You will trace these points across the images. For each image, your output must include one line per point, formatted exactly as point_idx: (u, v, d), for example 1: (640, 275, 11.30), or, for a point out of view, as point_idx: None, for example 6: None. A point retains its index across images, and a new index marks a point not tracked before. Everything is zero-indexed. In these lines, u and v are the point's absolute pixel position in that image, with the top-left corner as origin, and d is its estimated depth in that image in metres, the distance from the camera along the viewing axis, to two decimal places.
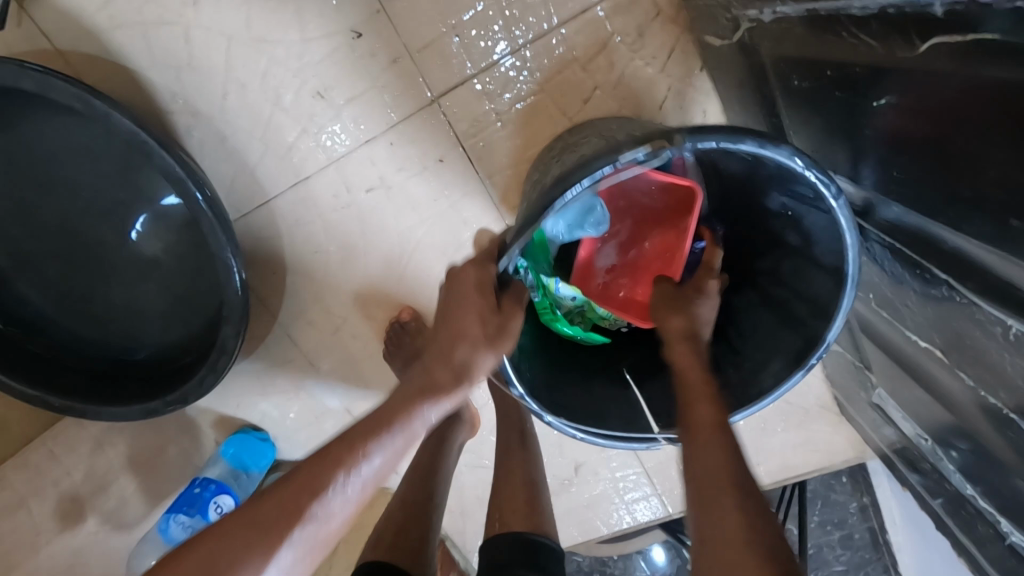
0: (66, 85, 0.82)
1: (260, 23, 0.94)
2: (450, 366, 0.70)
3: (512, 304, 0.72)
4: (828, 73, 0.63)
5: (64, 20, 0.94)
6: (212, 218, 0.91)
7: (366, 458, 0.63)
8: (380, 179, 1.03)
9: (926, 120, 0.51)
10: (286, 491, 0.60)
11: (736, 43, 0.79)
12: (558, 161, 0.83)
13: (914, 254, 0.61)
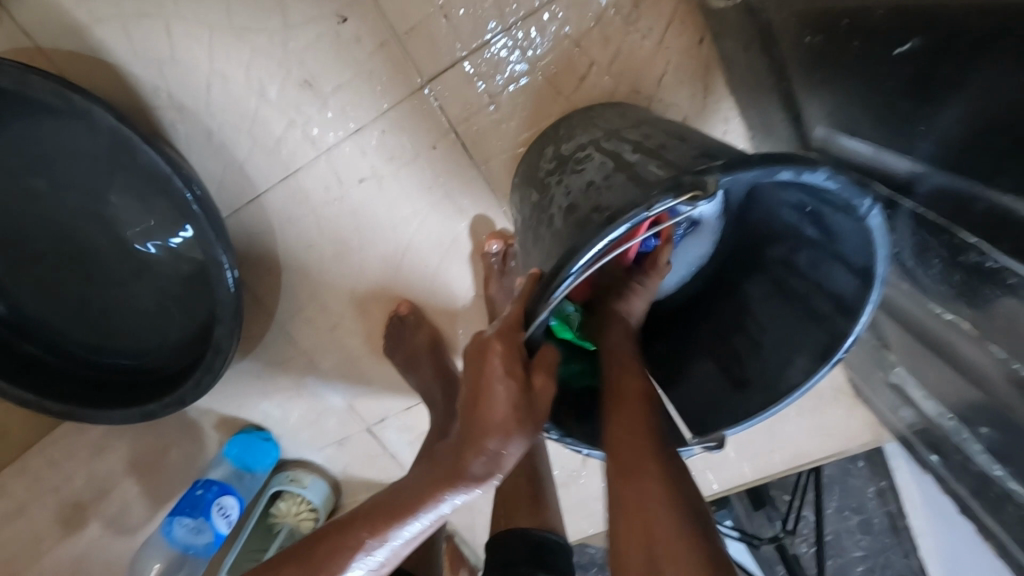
0: (42, 80, 0.80)
1: (240, 11, 0.91)
2: (474, 459, 0.67)
3: (541, 378, 0.67)
4: (843, 22, 0.59)
5: (41, 17, 0.91)
6: (202, 217, 0.89)
7: (383, 543, 0.68)
8: (372, 170, 1.00)
9: (954, 63, 0.48)
10: (310, 558, 0.69)
11: (741, 5, 0.75)
12: (564, 181, 0.79)
13: (942, 221, 0.57)
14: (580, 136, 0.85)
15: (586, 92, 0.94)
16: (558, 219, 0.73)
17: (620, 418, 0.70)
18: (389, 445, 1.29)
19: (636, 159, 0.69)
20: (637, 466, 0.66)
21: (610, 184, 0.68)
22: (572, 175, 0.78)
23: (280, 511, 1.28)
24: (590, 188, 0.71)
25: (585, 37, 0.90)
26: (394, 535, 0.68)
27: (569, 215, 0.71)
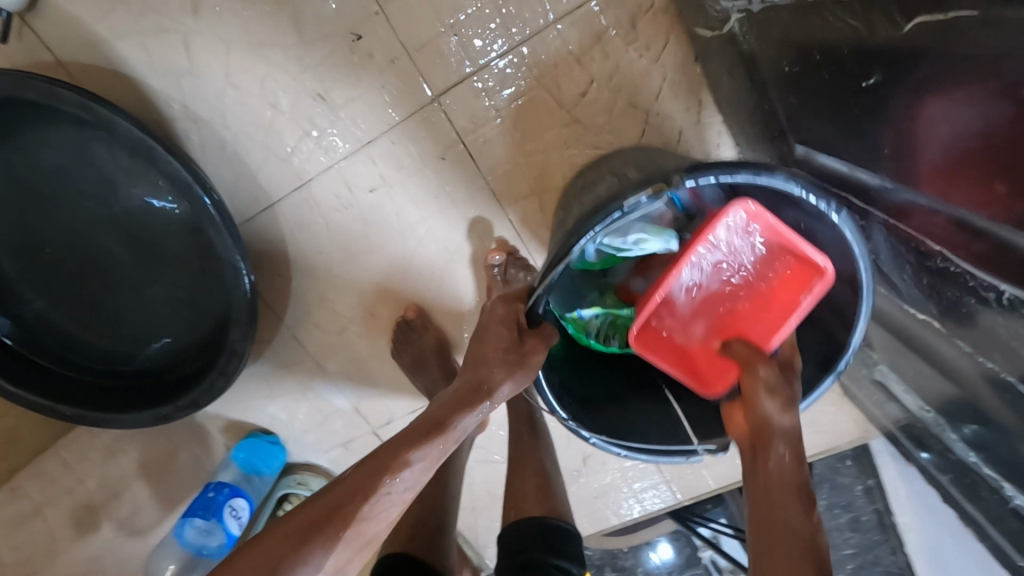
0: (67, 94, 0.84)
1: (258, 28, 0.95)
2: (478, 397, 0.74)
3: (534, 342, 0.76)
4: (817, 56, 0.65)
5: (64, 33, 0.95)
6: (219, 221, 0.93)
7: (407, 468, 0.66)
8: (381, 178, 1.04)
9: (907, 95, 0.54)
10: (337, 493, 0.63)
11: (726, 34, 0.82)
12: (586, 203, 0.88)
13: (908, 232, 0.62)
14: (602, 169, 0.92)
15: (587, 106, 0.98)
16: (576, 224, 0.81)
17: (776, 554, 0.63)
18: None
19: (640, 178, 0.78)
20: None
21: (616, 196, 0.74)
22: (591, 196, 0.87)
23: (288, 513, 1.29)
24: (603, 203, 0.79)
25: (587, 56, 0.96)
26: (421, 455, 0.67)
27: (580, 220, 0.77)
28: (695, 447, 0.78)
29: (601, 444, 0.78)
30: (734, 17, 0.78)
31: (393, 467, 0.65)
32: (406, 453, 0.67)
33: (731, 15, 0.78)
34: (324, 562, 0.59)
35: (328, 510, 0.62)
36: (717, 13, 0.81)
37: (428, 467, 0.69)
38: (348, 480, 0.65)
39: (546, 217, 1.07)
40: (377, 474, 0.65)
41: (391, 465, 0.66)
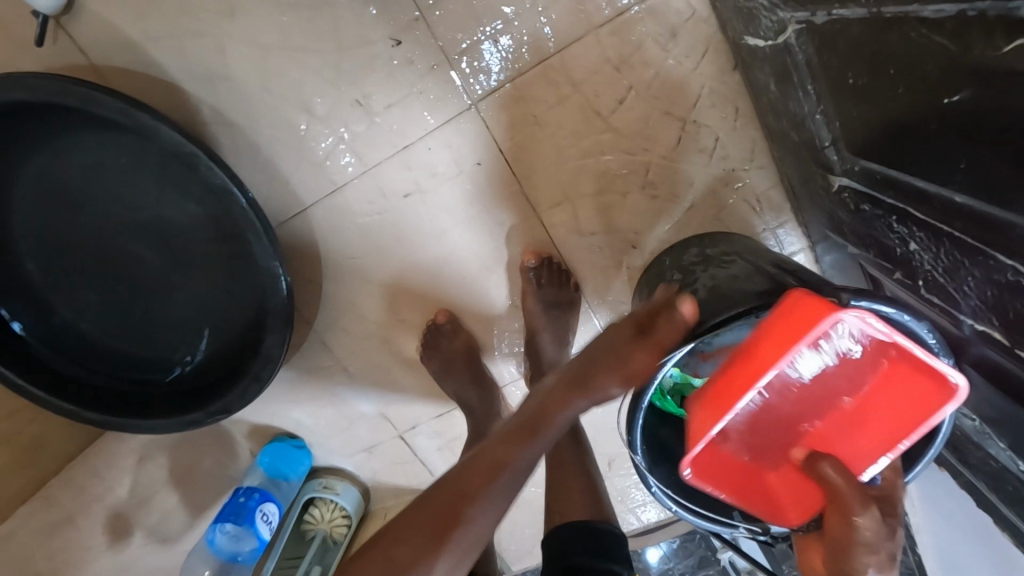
0: (109, 100, 0.83)
1: (297, 33, 0.95)
2: (586, 384, 0.73)
3: (648, 354, 0.66)
4: (891, 70, 0.56)
5: (100, 37, 0.95)
6: (257, 225, 0.93)
7: (504, 471, 0.73)
8: (416, 183, 1.04)
9: (999, 112, 0.44)
10: (447, 492, 0.72)
11: (781, 45, 0.77)
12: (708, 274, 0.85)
13: (977, 244, 0.53)
14: (728, 246, 0.90)
15: (624, 113, 0.99)
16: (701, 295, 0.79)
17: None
18: (418, 452, 1.31)
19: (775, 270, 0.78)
20: None
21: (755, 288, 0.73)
22: (716, 268, 0.84)
23: (313, 518, 1.29)
24: (738, 281, 0.77)
25: (628, 63, 0.96)
26: (513, 456, 0.73)
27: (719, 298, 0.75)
28: (738, 523, 0.77)
29: (656, 493, 0.78)
30: (792, 27, 0.73)
31: (491, 471, 0.72)
32: (503, 460, 0.73)
33: (788, 25, 0.73)
34: (437, 557, 0.69)
35: (439, 522, 0.70)
36: (770, 22, 0.77)
37: (524, 467, 0.74)
38: (447, 489, 0.72)
39: (579, 223, 1.07)
40: (475, 484, 0.72)
41: (488, 470, 0.73)
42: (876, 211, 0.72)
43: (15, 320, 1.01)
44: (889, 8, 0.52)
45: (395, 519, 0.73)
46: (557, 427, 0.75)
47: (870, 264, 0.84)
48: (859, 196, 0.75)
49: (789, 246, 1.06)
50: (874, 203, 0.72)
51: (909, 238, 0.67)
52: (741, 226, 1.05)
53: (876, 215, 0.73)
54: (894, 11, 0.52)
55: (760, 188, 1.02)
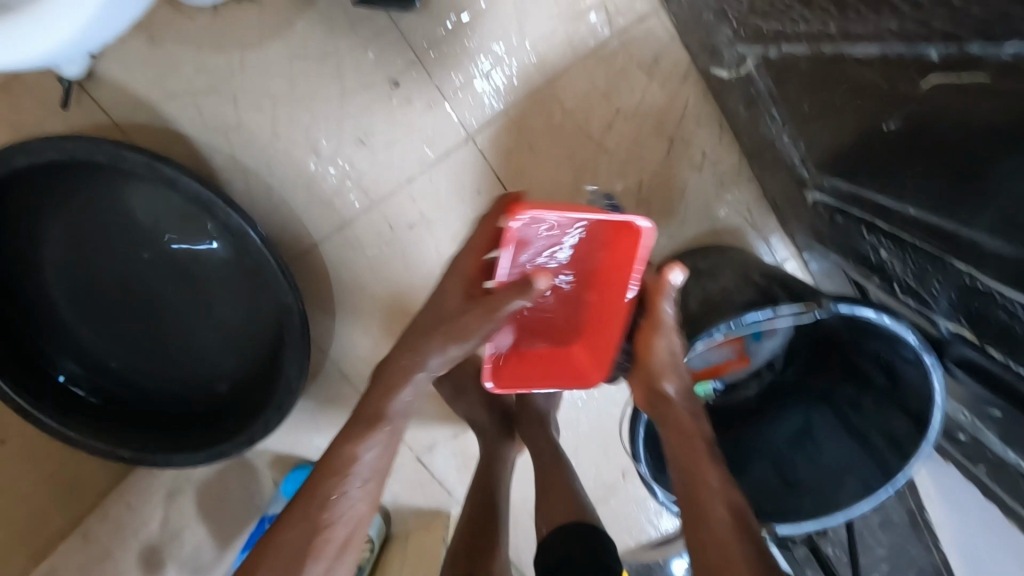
0: (134, 155, 0.90)
1: (303, 81, 1.01)
2: (438, 340, 0.72)
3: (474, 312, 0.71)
4: (835, 100, 0.62)
5: (120, 97, 1.01)
6: (269, 257, 0.98)
7: (355, 466, 0.68)
8: (421, 214, 1.09)
9: (931, 137, 0.50)
10: (303, 499, 0.67)
11: (743, 75, 0.79)
12: (700, 288, 0.93)
13: (935, 250, 0.59)
14: (716, 258, 0.99)
15: (613, 137, 1.04)
16: (694, 309, 0.88)
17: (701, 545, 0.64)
18: (437, 473, 1.34)
19: (763, 282, 0.85)
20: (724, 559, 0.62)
21: (745, 301, 0.81)
22: (706, 282, 0.93)
23: None
24: (727, 295, 0.86)
25: (615, 90, 1.01)
26: (352, 452, 0.69)
27: (712, 313, 0.84)
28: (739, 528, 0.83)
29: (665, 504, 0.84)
30: (752, 60, 0.75)
31: (335, 472, 0.68)
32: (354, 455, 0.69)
33: (749, 59, 0.76)
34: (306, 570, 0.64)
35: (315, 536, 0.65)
36: (732, 57, 0.79)
37: (387, 444, 0.71)
38: (311, 508, 0.66)
39: None
40: (330, 486, 0.67)
41: (332, 473, 0.68)
42: (848, 222, 0.76)
43: (58, 369, 1.08)
44: (825, 46, 0.59)
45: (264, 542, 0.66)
46: (405, 406, 0.73)
47: (851, 271, 0.87)
48: (832, 209, 0.79)
49: (779, 254, 1.10)
50: (846, 215, 0.76)
51: (879, 246, 0.72)
52: (733, 238, 1.08)
53: (849, 225, 0.77)
54: (831, 51, 0.58)
55: (749, 201, 1.07)
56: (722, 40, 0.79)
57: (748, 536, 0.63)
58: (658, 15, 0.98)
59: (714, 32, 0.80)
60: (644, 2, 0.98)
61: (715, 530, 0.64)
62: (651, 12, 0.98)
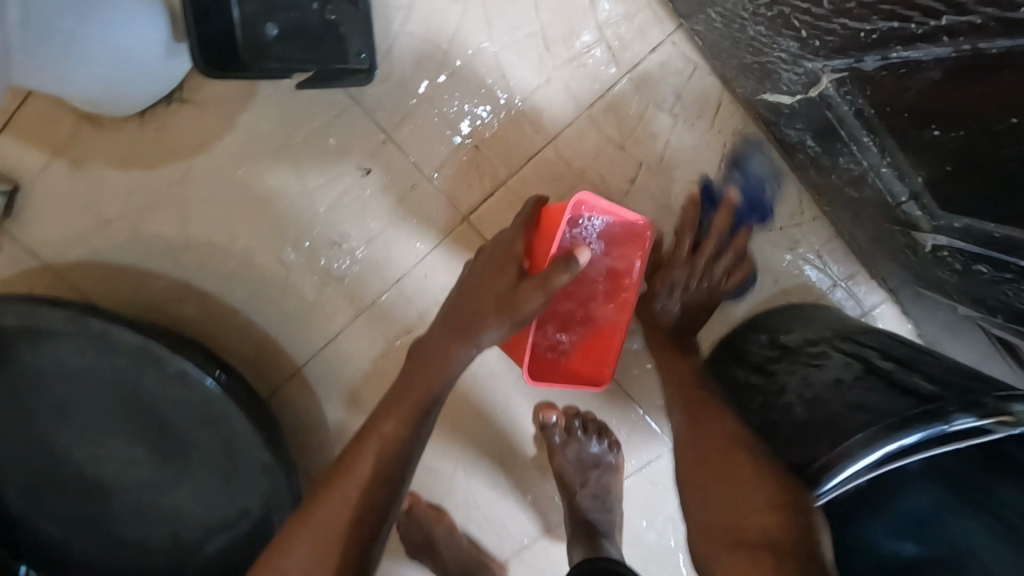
0: (54, 312, 0.72)
1: (257, 184, 0.83)
2: (492, 316, 0.65)
3: (529, 285, 0.64)
4: (1012, 121, 0.39)
5: (48, 232, 0.84)
6: (232, 402, 0.78)
7: (382, 436, 0.63)
8: (420, 319, 0.87)
9: None
10: (323, 504, 0.61)
11: (815, 97, 0.59)
12: (795, 372, 0.71)
13: None
14: (805, 330, 0.78)
15: (640, 194, 0.83)
16: (800, 411, 0.65)
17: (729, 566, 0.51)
18: None
19: (891, 369, 0.65)
20: (737, 464, 0.59)
21: (890, 406, 0.57)
22: (806, 368, 0.70)
23: None
24: (845, 390, 0.64)
25: (636, 137, 0.82)
26: (395, 433, 0.64)
27: (841, 435, 0.57)
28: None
29: None
30: (827, 77, 0.55)
31: (379, 455, 0.62)
32: (399, 444, 0.63)
33: (821, 76, 0.56)
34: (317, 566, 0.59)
35: (357, 528, 0.60)
36: (795, 75, 0.59)
37: (419, 439, 0.65)
38: (333, 491, 0.62)
39: None
40: (361, 474, 0.62)
41: (375, 452, 0.63)
42: (1000, 274, 0.54)
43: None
44: (996, 42, 0.37)
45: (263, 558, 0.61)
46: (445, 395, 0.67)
47: (996, 328, 0.64)
48: (967, 256, 0.57)
49: (868, 301, 0.88)
50: (995, 264, 0.54)
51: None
52: (805, 291, 0.87)
53: (999, 277, 0.55)
54: (1007, 47, 0.36)
55: (819, 244, 0.86)
56: (775, 57, 0.60)
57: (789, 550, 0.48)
58: (674, 41, 0.80)
59: (767, 48, 0.60)
60: (655, 31, 0.80)
61: (747, 545, 0.51)
62: (664, 41, 0.80)
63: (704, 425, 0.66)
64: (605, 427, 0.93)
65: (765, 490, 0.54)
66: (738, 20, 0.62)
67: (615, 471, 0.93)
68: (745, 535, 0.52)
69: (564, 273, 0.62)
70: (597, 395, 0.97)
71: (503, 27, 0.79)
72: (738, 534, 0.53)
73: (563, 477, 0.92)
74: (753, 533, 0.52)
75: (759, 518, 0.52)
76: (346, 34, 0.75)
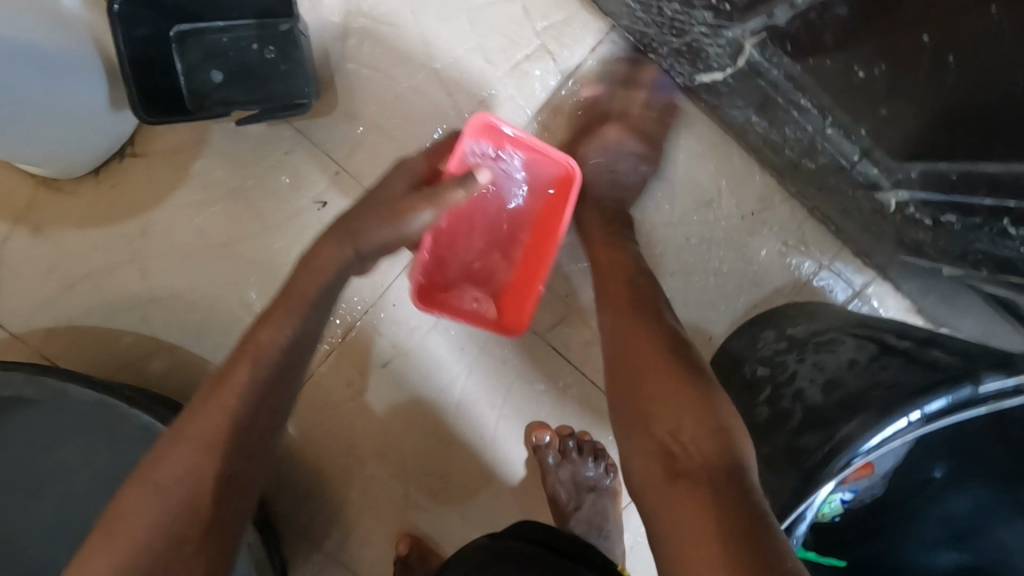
0: (8, 375, 0.70)
1: (216, 229, 0.83)
2: (380, 226, 0.68)
3: (419, 196, 0.68)
4: (924, 38, 0.42)
5: (13, 302, 0.83)
6: None
7: (275, 354, 0.62)
8: (395, 348, 0.88)
9: None
10: (209, 398, 0.58)
11: (744, 66, 0.58)
12: (807, 362, 0.65)
13: None
14: (811, 321, 0.73)
15: None
16: (813, 397, 0.60)
17: (671, 498, 0.49)
18: None
19: (908, 346, 0.60)
20: (672, 388, 0.55)
21: (913, 382, 0.52)
22: (818, 354, 0.65)
23: None
24: (863, 372, 0.58)
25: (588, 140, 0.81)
26: (275, 339, 0.62)
27: (849, 416, 0.53)
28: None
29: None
30: (749, 42, 0.55)
31: (255, 360, 0.61)
32: (281, 346, 0.62)
33: (744, 42, 0.55)
34: (187, 474, 0.53)
35: (241, 432, 0.57)
36: (720, 48, 0.58)
37: (304, 339, 0.65)
38: (208, 402, 0.57)
39: (595, 331, 0.89)
40: (239, 379, 0.59)
41: (252, 360, 0.61)
42: (971, 220, 0.51)
43: None
44: None
45: (123, 486, 0.54)
46: (331, 298, 0.68)
47: (983, 284, 0.61)
48: (932, 206, 0.54)
49: (855, 280, 0.84)
50: (961, 210, 0.51)
51: None
52: (787, 278, 0.84)
53: (969, 223, 0.52)
54: None
55: (793, 226, 0.83)
56: (697, 33, 0.59)
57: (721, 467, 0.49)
58: (612, 39, 0.80)
59: (687, 25, 0.59)
60: (592, 32, 0.80)
61: (685, 473, 0.49)
62: (602, 40, 0.80)
63: (636, 338, 0.60)
64: (599, 447, 0.88)
65: (697, 418, 0.52)
66: (654, 3, 0.61)
67: (612, 496, 0.89)
68: (686, 465, 0.50)
69: (462, 191, 0.68)
70: (591, 411, 0.90)
71: (441, 46, 0.80)
72: (672, 460, 0.51)
73: (556, 500, 0.88)
74: (693, 457, 0.50)
75: (700, 443, 0.51)
76: (285, 71, 0.76)
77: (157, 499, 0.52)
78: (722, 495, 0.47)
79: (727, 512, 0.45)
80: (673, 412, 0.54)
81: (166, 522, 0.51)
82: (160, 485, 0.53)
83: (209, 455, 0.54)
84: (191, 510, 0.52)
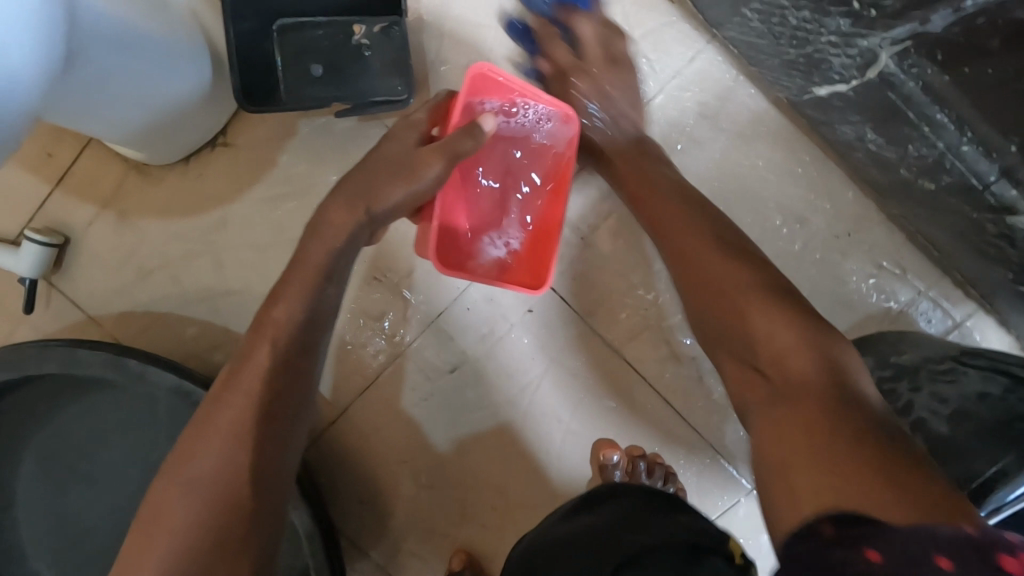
0: (95, 354, 0.69)
1: (294, 222, 0.83)
2: (394, 188, 0.62)
3: (429, 152, 0.63)
4: None
5: (90, 284, 0.84)
6: None
7: (297, 335, 0.58)
8: (462, 354, 0.86)
9: None
10: (231, 384, 0.56)
11: (871, 79, 0.59)
12: (923, 395, 0.61)
13: None
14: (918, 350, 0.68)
15: None
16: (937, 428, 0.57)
17: (771, 419, 0.45)
18: None
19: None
20: (751, 302, 0.51)
21: None
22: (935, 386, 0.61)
23: None
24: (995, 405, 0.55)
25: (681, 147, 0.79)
26: (292, 316, 0.58)
27: None
28: None
29: None
30: (886, 52, 0.56)
31: (274, 341, 0.57)
32: (298, 323, 0.58)
33: (880, 53, 0.57)
34: (218, 465, 0.52)
35: (270, 420, 0.55)
36: (848, 58, 0.60)
37: (321, 315, 0.60)
38: (233, 394, 0.55)
39: (672, 347, 0.85)
40: (260, 364, 0.56)
41: (270, 342, 0.57)
42: None
43: None
44: None
45: (161, 480, 0.53)
46: (344, 265, 0.63)
47: None
48: None
49: (955, 312, 0.79)
50: None
51: None
52: (880, 306, 0.79)
53: None
54: None
55: (890, 251, 0.79)
56: (822, 43, 0.61)
57: (833, 386, 0.44)
58: (709, 51, 0.79)
59: (813, 34, 0.61)
60: (688, 44, 0.79)
61: (791, 391, 0.45)
62: (697, 53, 0.79)
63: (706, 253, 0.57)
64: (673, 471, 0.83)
65: (793, 331, 0.48)
66: (779, 10, 0.62)
67: None
68: (787, 381, 0.46)
69: (471, 141, 0.63)
70: (660, 433, 0.86)
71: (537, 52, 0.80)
72: (775, 376, 0.47)
73: None
74: (793, 381, 0.46)
75: (800, 363, 0.46)
76: (381, 69, 0.77)
77: (194, 495, 0.51)
78: (830, 414, 0.42)
79: (830, 429, 0.41)
80: (779, 335, 0.48)
81: (205, 524, 0.50)
82: (198, 481, 0.51)
83: (238, 447, 0.53)
84: (232, 505, 0.51)
